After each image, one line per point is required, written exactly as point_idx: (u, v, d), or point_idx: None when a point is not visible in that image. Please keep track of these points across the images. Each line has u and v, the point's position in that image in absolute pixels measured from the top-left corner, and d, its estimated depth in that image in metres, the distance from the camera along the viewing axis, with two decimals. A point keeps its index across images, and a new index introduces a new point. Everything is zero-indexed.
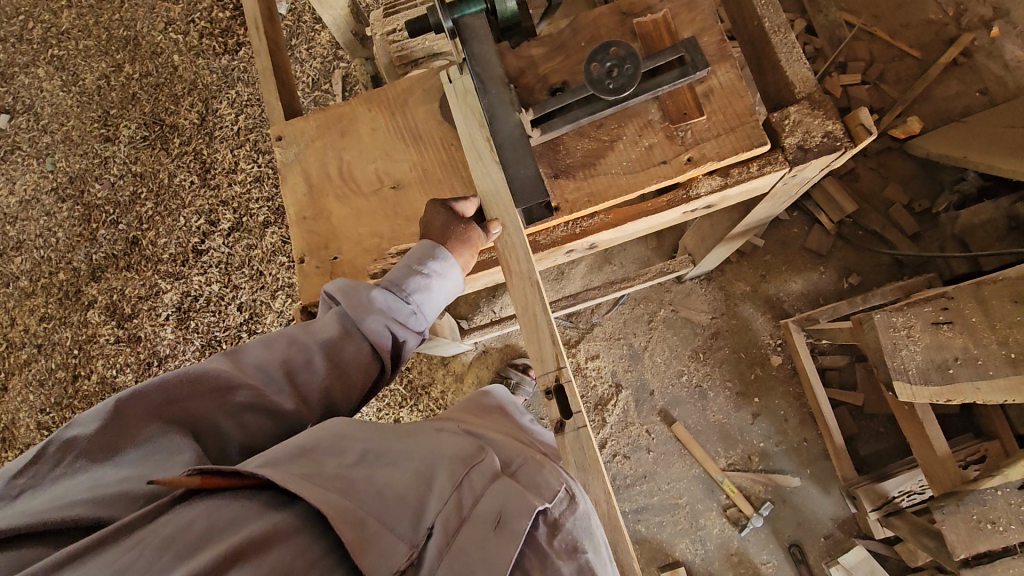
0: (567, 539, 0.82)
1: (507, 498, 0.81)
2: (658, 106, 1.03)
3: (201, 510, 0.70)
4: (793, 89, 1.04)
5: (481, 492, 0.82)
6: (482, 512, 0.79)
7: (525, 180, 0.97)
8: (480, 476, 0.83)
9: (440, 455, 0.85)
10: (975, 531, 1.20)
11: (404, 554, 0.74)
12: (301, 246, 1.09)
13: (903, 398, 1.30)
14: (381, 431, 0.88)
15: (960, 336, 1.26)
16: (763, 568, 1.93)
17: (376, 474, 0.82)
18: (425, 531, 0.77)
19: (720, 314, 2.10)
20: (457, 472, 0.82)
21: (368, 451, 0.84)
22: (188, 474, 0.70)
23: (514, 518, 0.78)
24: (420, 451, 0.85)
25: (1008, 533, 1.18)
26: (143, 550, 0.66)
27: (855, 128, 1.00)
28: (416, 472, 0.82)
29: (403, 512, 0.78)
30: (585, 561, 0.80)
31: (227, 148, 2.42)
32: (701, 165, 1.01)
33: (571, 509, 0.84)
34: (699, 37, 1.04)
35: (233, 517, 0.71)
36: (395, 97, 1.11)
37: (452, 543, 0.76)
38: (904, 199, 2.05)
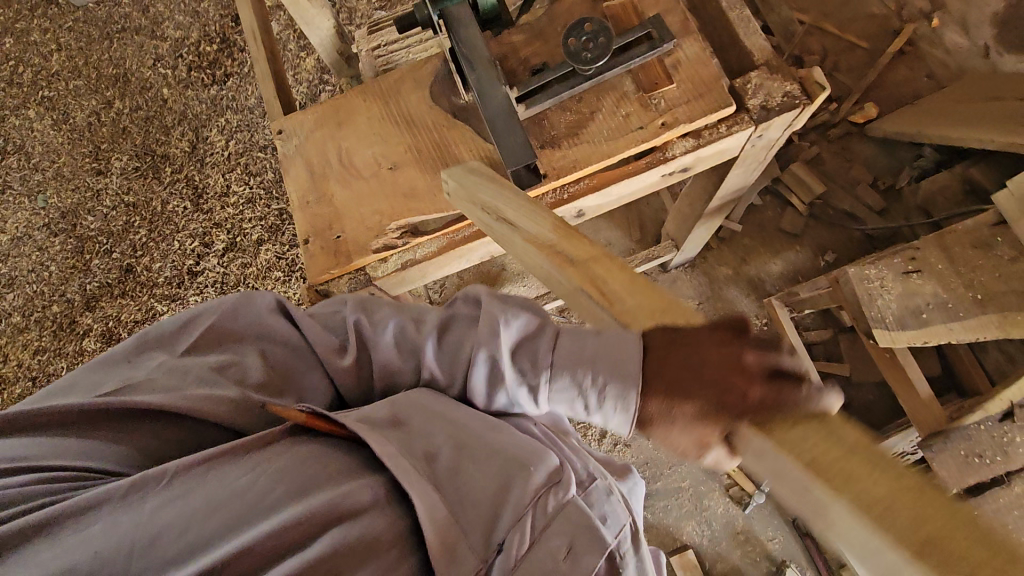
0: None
1: (583, 531, 0.82)
2: (631, 79, 1.13)
3: (307, 449, 0.82)
4: (752, 57, 1.14)
5: (554, 517, 0.83)
6: (552, 542, 0.81)
7: (515, 146, 1.05)
8: (559, 500, 0.84)
9: (521, 462, 0.85)
10: (964, 464, 1.28)
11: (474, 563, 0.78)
12: (306, 228, 1.15)
13: (883, 344, 1.37)
14: (460, 419, 0.91)
15: (929, 282, 1.35)
16: (770, 543, 1.96)
17: (465, 470, 0.85)
18: (495, 545, 0.79)
19: (706, 299, 2.18)
20: (537, 488, 0.83)
21: (457, 443, 0.87)
22: (296, 409, 0.83)
23: (583, 553, 0.81)
24: (500, 453, 0.86)
25: (994, 464, 1.26)
26: (260, 477, 0.77)
27: (811, 86, 1.10)
28: (496, 474, 0.84)
29: (484, 517, 0.81)
30: None
31: (219, 173, 2.48)
32: (675, 128, 1.09)
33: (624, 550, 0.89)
34: (664, 15, 1.14)
35: (342, 468, 0.81)
36: (388, 88, 1.20)
37: (520, 563, 0.79)
38: (868, 178, 2.17)
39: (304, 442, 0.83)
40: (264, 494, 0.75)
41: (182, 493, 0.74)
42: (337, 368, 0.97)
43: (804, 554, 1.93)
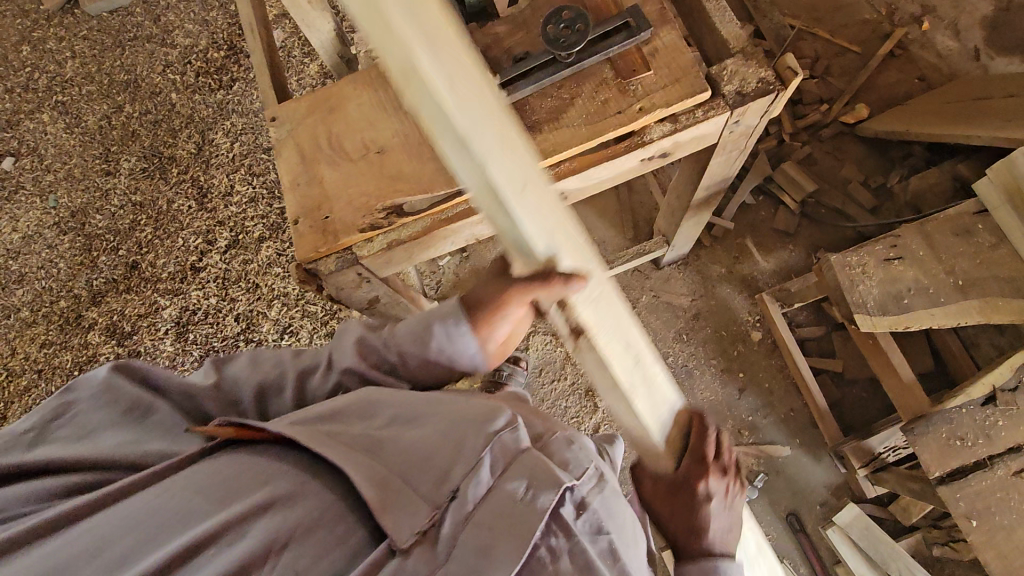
0: (591, 520, 0.88)
1: (534, 469, 0.88)
2: (610, 66, 1.17)
3: (231, 462, 0.84)
4: (728, 45, 1.18)
5: (508, 462, 0.90)
6: (508, 485, 0.86)
7: None
8: (506, 443, 0.92)
9: (465, 422, 0.95)
10: (944, 448, 1.28)
11: (426, 515, 0.83)
12: (296, 209, 1.19)
13: (865, 328, 1.36)
14: (412, 401, 1.01)
15: (910, 269, 1.36)
16: (763, 540, 1.94)
17: (402, 437, 0.94)
18: (447, 494, 0.86)
19: (699, 296, 2.20)
20: (482, 438, 0.92)
21: (394, 419, 0.98)
22: (223, 425, 0.88)
23: (542, 493, 0.85)
24: (449, 420, 0.96)
25: (975, 447, 1.27)
26: (177, 492, 0.78)
27: (784, 72, 1.14)
28: (443, 438, 0.93)
29: (424, 475, 0.88)
30: (608, 543, 0.88)
31: (223, 173, 2.55)
32: (652, 113, 1.13)
33: (598, 489, 0.93)
34: (642, 5, 1.18)
35: (266, 471, 0.84)
36: (377, 77, 1.25)
37: (476, 511, 0.84)
38: (860, 177, 2.19)
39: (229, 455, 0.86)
40: (183, 499, 0.77)
41: (103, 518, 0.74)
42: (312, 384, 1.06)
43: (799, 552, 1.91)
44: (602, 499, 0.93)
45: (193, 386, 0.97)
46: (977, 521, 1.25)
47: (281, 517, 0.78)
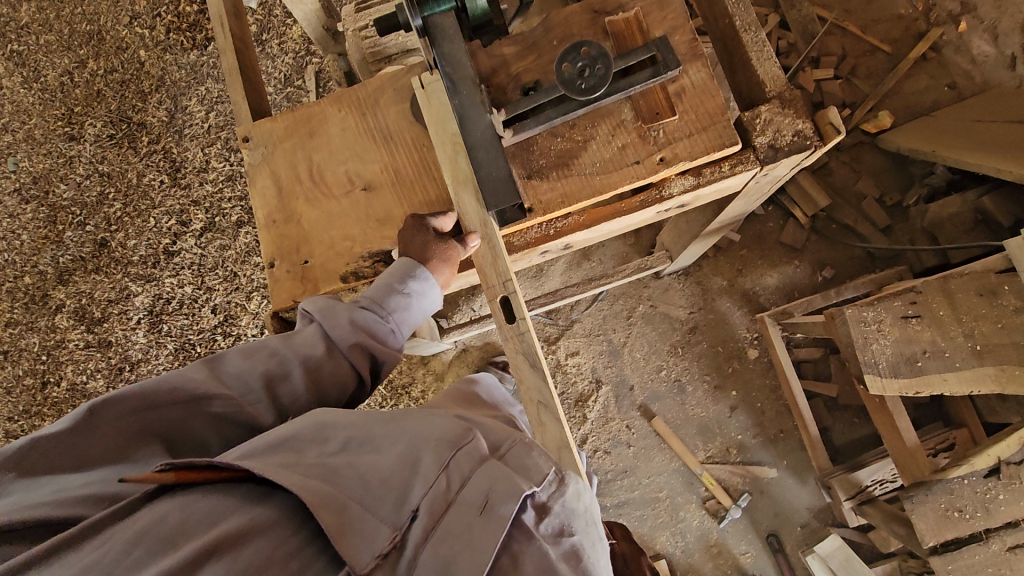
0: (555, 523, 0.80)
1: (494, 481, 0.79)
2: (630, 106, 1.03)
3: (174, 505, 0.71)
4: (763, 88, 1.04)
5: (468, 475, 0.80)
6: (467, 497, 0.78)
7: (497, 183, 0.96)
8: (467, 458, 0.81)
9: (422, 435, 0.83)
10: (942, 518, 1.29)
11: (387, 537, 0.74)
12: (272, 250, 1.08)
13: (873, 391, 1.31)
14: (364, 416, 0.87)
15: (928, 329, 1.30)
16: (742, 558, 1.96)
17: (358, 459, 0.81)
18: (407, 514, 0.76)
19: (698, 309, 2.12)
20: (441, 455, 0.81)
21: (348, 439, 0.84)
22: (159, 470, 0.71)
23: (501, 501, 0.77)
24: (405, 434, 0.84)
25: (973, 519, 1.28)
26: (111, 546, 0.66)
27: (824, 127, 1.01)
28: (399, 456, 0.81)
29: (386, 497, 0.77)
30: (572, 544, 0.79)
31: (197, 146, 2.35)
32: (674, 165, 1.01)
33: (560, 493, 0.82)
34: (671, 36, 1.03)
35: (209, 512, 0.71)
36: (365, 97, 1.10)
37: (437, 527, 0.75)
38: (875, 192, 2.08)
39: (173, 498, 0.72)
40: (122, 556, 0.65)
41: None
42: (287, 391, 0.91)
43: (775, 570, 1.94)
44: (564, 503, 0.82)
45: (198, 388, 0.83)
46: None
47: (231, 564, 0.67)
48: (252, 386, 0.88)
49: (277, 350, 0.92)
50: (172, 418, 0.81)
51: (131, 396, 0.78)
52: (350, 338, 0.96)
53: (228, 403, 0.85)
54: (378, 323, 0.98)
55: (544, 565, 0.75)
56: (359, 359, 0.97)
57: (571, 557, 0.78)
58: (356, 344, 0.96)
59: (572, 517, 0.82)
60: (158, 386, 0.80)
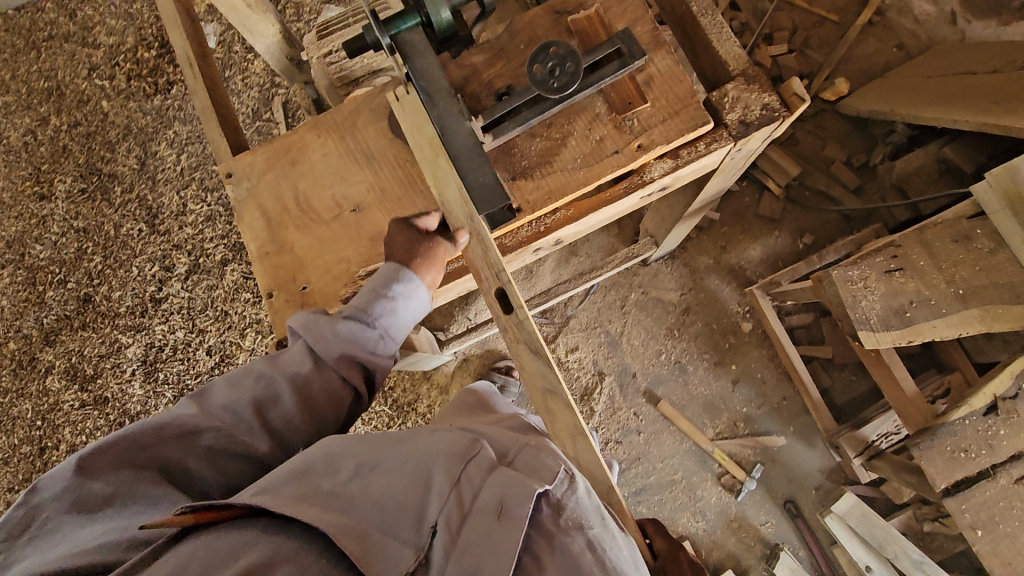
0: (573, 518, 0.79)
1: (506, 486, 0.78)
2: (602, 99, 1.06)
3: (197, 545, 0.71)
4: (727, 68, 1.08)
5: (480, 485, 0.79)
6: (482, 508, 0.77)
7: (487, 188, 1.00)
8: (477, 468, 0.81)
9: (429, 451, 0.84)
10: (951, 460, 1.32)
11: (411, 557, 0.75)
12: (268, 282, 1.08)
13: (869, 345, 1.35)
14: (371, 441, 0.88)
15: (911, 280, 1.34)
16: (763, 528, 1.97)
17: (371, 483, 0.82)
18: (427, 531, 0.77)
19: (689, 289, 2.16)
20: (451, 469, 0.81)
21: (359, 464, 0.84)
22: (178, 513, 0.71)
23: (515, 504, 0.76)
24: (414, 454, 0.85)
25: (978, 457, 1.31)
26: None
27: (789, 98, 1.05)
28: (411, 476, 0.82)
29: (403, 517, 0.78)
30: (594, 536, 0.77)
31: (172, 190, 2.34)
32: (652, 150, 1.04)
33: (573, 491, 0.80)
34: (633, 28, 1.07)
35: (233, 545, 0.71)
36: (342, 120, 1.12)
37: (457, 541, 0.75)
38: (843, 156, 2.15)
39: (194, 539, 0.71)
40: None
41: None
42: (278, 416, 0.91)
43: (797, 537, 1.95)
44: (577, 498, 0.80)
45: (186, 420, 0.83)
46: (982, 531, 1.32)
47: None
48: (241, 411, 0.88)
49: (262, 373, 0.92)
50: (170, 454, 0.81)
51: (123, 441, 0.78)
52: (335, 352, 0.95)
53: (219, 434, 0.85)
54: (364, 334, 0.97)
55: (567, 567, 0.74)
56: (347, 372, 0.97)
57: (596, 548, 0.76)
58: (341, 357, 0.95)
59: (591, 512, 0.81)
60: (149, 428, 0.81)
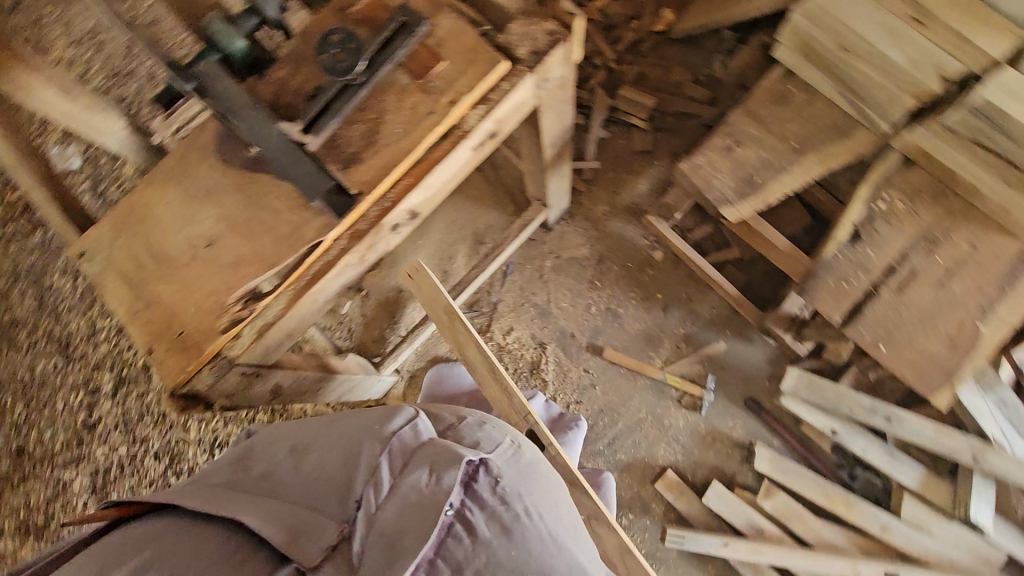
0: (508, 486, 0.87)
1: (436, 454, 0.86)
2: (404, 71, 1.14)
3: (116, 536, 0.81)
4: (507, 10, 1.17)
5: (411, 455, 0.88)
6: (410, 478, 0.84)
7: (311, 175, 1.07)
8: (407, 438, 0.90)
9: (367, 426, 0.93)
10: (839, 293, 1.39)
11: (335, 530, 0.81)
12: (146, 338, 1.09)
13: (732, 218, 1.46)
14: (307, 433, 0.97)
15: (751, 148, 1.45)
16: (734, 432, 2.04)
17: (303, 463, 0.90)
18: (353, 504, 0.83)
19: (596, 240, 2.24)
20: (378, 441, 0.90)
21: (294, 450, 0.93)
22: (104, 508, 0.85)
23: (445, 470, 0.84)
24: (344, 433, 0.93)
25: (861, 282, 1.37)
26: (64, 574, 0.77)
27: (568, 18, 1.15)
28: (339, 452, 0.90)
29: (330, 490, 0.86)
30: (526, 504, 0.86)
31: (76, 314, 2.30)
32: (461, 101, 1.11)
33: (514, 454, 0.93)
34: (411, 2, 1.15)
35: (144, 529, 0.81)
36: (175, 169, 1.16)
37: (383, 505, 0.82)
38: (689, 76, 2.29)
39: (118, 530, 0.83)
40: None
41: None
42: None
43: (766, 428, 2.03)
44: (518, 470, 0.91)
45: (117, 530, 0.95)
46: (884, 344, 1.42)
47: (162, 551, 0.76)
48: None
49: None
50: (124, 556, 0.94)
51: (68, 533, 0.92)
52: None
53: None
54: None
55: (502, 528, 0.82)
56: None
57: (530, 515, 0.85)
58: None
59: (527, 479, 0.90)
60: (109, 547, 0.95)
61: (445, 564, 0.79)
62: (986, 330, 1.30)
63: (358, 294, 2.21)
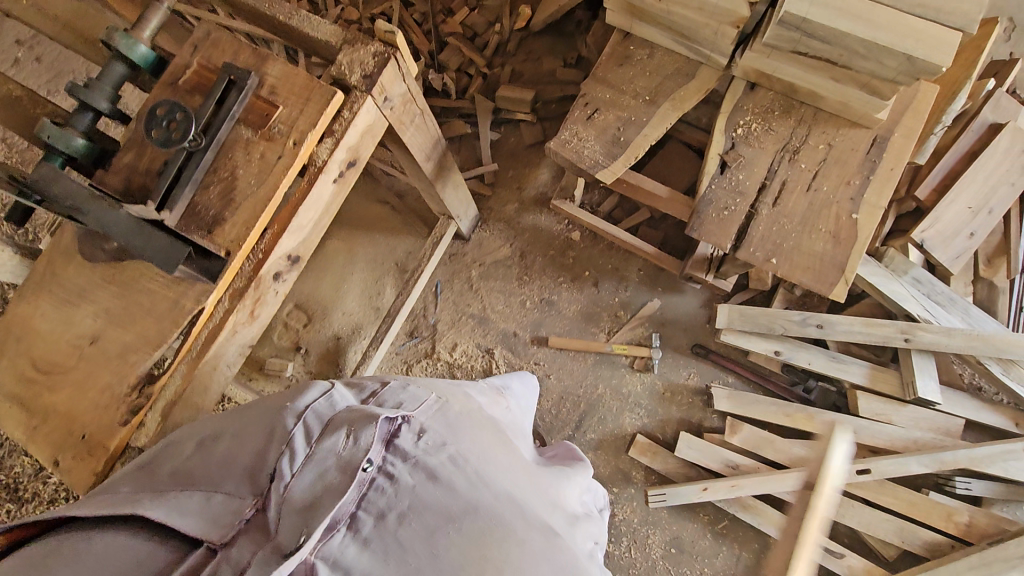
0: (432, 438, 0.90)
1: (353, 419, 0.86)
2: (245, 126, 1.15)
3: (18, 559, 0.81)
4: (332, 44, 1.20)
5: (325, 422, 0.88)
6: (327, 443, 0.85)
7: (162, 248, 1.06)
8: (320, 408, 0.90)
9: (277, 405, 0.92)
10: (722, 221, 1.41)
11: (247, 505, 0.84)
12: (49, 451, 1.08)
13: (609, 179, 1.46)
14: (223, 420, 0.97)
15: (610, 112, 1.48)
16: (690, 380, 2.10)
17: (217, 449, 0.92)
18: (266, 478, 0.85)
19: (514, 237, 2.27)
20: (289, 414, 0.89)
21: (212, 437, 0.95)
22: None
23: (362, 432, 0.84)
24: (258, 414, 0.93)
25: (740, 206, 1.41)
26: None
27: (385, 37, 1.17)
28: (252, 433, 0.90)
29: (242, 469, 0.87)
30: (450, 452, 0.88)
31: (17, 455, 2.21)
32: (305, 139, 1.13)
33: (438, 411, 0.94)
34: (236, 59, 1.17)
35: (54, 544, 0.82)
36: (42, 278, 1.15)
37: (297, 473, 0.84)
38: (559, 62, 2.36)
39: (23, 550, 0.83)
40: None
41: None
42: None
43: (718, 369, 2.09)
44: (445, 420, 0.93)
45: None
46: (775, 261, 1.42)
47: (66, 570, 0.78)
48: None
49: None
50: None
51: None
52: None
53: None
54: None
55: (424, 476, 0.86)
56: None
57: (456, 462, 0.88)
58: None
59: (452, 431, 0.92)
60: None
61: (367, 514, 0.83)
62: (861, 219, 1.36)
63: (296, 353, 2.18)
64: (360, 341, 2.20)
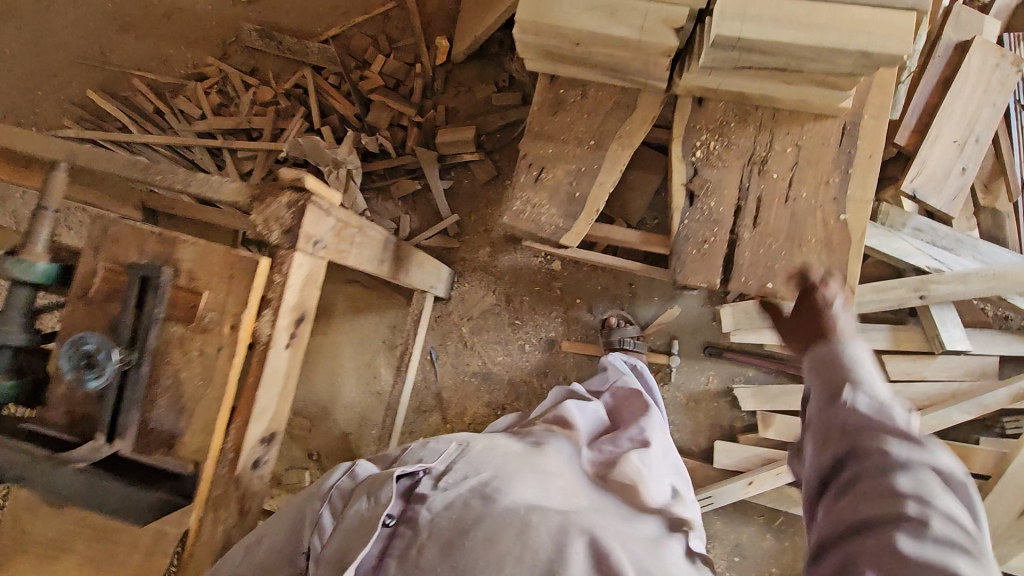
0: (457, 475, 1.05)
1: (369, 486, 1.00)
2: (173, 322, 1.05)
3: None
4: (240, 204, 1.08)
5: (348, 494, 1.02)
6: (354, 510, 0.97)
7: (121, 492, 0.97)
8: (343, 489, 1.03)
9: (308, 496, 1.04)
10: (705, 256, 1.30)
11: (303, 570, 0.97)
12: None
13: (574, 242, 1.35)
14: (267, 522, 1.02)
15: (558, 167, 1.36)
16: (711, 385, 2.00)
17: (260, 542, 0.99)
18: (311, 548, 0.97)
19: (496, 282, 2.16)
20: (317, 498, 1.03)
21: (255, 540, 0.99)
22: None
23: (379, 493, 0.97)
24: (286, 511, 1.03)
25: (719, 235, 1.30)
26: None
27: (295, 182, 1.05)
28: (288, 528, 1.00)
29: (290, 552, 0.98)
30: (469, 485, 1.02)
31: None
32: (241, 320, 1.03)
33: (452, 458, 1.09)
34: (144, 252, 1.07)
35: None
36: (11, 538, 1.07)
37: (335, 534, 0.95)
38: (492, 87, 2.21)
39: None
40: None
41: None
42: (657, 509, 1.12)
43: (738, 364, 1.99)
44: (464, 458, 1.09)
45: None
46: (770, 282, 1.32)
47: None
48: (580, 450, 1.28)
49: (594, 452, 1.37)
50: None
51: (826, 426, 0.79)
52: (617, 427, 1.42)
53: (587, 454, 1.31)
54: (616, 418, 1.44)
55: (442, 511, 0.98)
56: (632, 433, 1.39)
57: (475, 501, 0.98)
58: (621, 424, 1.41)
59: (474, 464, 1.07)
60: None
61: (391, 558, 0.95)
62: (850, 219, 1.25)
63: (310, 461, 2.12)
64: (369, 431, 2.12)
